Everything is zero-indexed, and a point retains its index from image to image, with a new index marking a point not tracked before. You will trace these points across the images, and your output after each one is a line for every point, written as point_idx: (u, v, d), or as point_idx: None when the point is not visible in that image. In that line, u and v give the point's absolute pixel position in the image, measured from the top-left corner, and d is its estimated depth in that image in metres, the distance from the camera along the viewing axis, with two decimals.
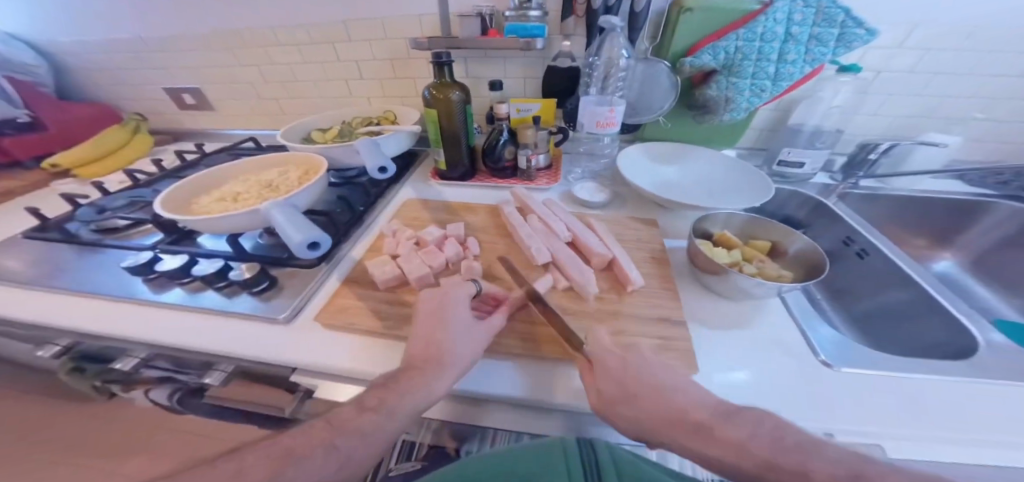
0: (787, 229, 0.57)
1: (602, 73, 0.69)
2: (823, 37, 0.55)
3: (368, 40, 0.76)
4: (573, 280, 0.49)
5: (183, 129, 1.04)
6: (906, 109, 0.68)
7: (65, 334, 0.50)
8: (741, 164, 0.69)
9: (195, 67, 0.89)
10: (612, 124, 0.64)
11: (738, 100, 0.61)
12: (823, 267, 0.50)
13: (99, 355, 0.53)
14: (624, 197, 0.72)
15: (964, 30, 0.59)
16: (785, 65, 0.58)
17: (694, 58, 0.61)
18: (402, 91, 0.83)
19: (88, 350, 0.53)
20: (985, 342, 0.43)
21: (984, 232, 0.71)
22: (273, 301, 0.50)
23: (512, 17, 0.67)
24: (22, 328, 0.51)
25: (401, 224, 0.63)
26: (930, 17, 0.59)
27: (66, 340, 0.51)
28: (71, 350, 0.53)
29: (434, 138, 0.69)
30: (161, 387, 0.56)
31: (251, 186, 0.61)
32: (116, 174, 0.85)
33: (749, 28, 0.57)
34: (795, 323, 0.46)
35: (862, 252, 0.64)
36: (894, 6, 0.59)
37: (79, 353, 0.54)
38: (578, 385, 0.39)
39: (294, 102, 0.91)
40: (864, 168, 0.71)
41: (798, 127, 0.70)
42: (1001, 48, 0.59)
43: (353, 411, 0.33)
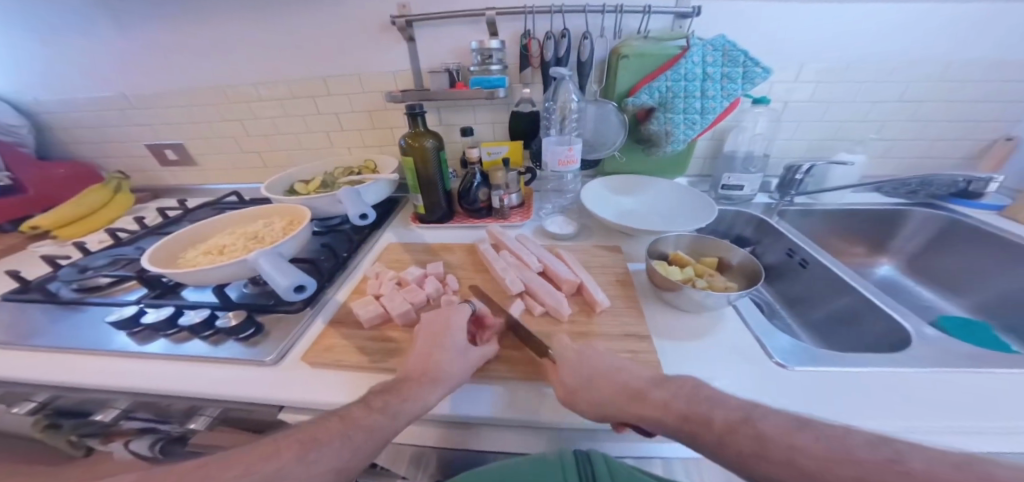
0: (727, 244, 0.65)
1: (559, 116, 0.78)
2: (732, 75, 0.66)
3: (346, 95, 0.84)
4: (546, 307, 0.55)
5: (166, 185, 1.07)
6: (816, 133, 0.80)
7: (46, 389, 0.52)
8: (687, 189, 0.78)
9: (179, 124, 0.95)
10: (572, 162, 0.72)
11: (677, 133, 0.70)
12: (760, 276, 0.57)
13: (78, 410, 0.54)
14: (590, 227, 0.79)
15: (841, 68, 0.72)
16: (707, 100, 0.68)
17: (634, 99, 0.71)
18: (381, 140, 0.90)
19: (66, 404, 0.53)
20: (911, 334, 0.50)
21: (910, 237, 0.81)
22: (260, 345, 0.53)
23: (476, 71, 0.75)
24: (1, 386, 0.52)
25: (384, 267, 0.67)
26: (814, 54, 0.72)
27: (43, 395, 0.52)
28: (47, 407, 0.53)
29: (412, 183, 0.75)
30: (140, 439, 0.56)
31: (237, 239, 0.65)
32: (97, 234, 0.87)
33: (674, 71, 0.67)
34: (749, 333, 0.51)
35: (804, 261, 0.71)
36: (781, 51, 0.72)
37: (56, 409, 0.54)
38: (552, 401, 0.43)
39: (276, 154, 0.96)
40: (795, 188, 0.80)
41: (732, 153, 0.80)
42: (872, 80, 0.72)
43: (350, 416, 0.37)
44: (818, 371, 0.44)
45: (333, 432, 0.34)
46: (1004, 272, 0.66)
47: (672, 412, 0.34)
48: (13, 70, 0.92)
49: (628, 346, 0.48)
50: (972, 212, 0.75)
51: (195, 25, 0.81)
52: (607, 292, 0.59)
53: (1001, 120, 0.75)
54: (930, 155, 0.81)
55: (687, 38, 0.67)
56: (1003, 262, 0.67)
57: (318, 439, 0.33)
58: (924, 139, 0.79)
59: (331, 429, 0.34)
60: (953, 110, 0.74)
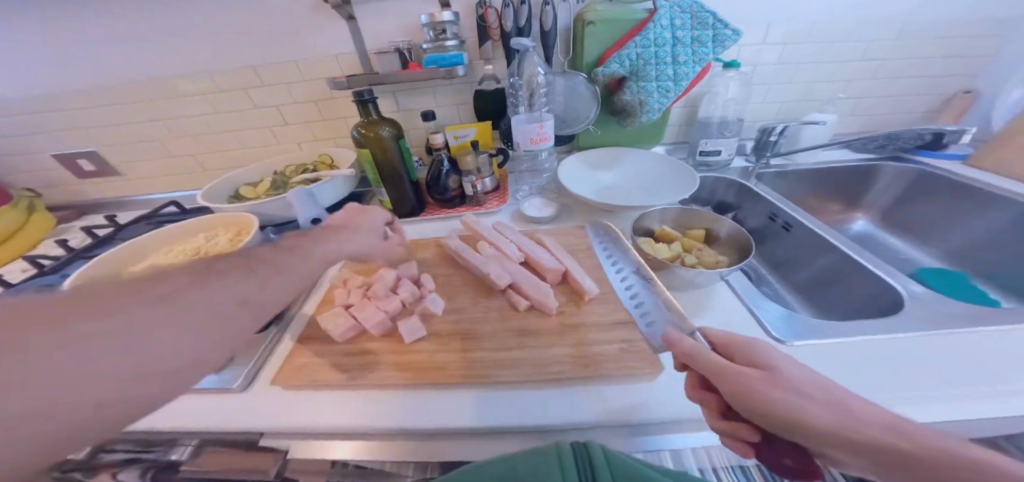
0: (714, 215, 0.63)
1: (527, 92, 0.72)
2: (702, 39, 0.62)
3: (285, 84, 0.74)
4: (533, 299, 0.51)
5: (92, 200, 0.94)
6: (788, 95, 0.77)
7: None
8: (669, 159, 0.75)
9: (92, 130, 0.82)
10: (545, 139, 0.67)
11: (650, 102, 0.66)
12: (751, 247, 0.55)
13: None
14: (570, 206, 0.75)
15: (818, 21, 0.68)
16: (679, 66, 0.63)
17: (604, 68, 0.66)
18: (334, 132, 0.81)
19: None
20: (904, 296, 0.49)
21: (883, 191, 0.81)
22: (228, 370, 0.47)
23: (430, 49, 0.67)
24: None
25: (353, 272, 0.61)
26: (781, 15, 0.68)
27: None
28: None
29: (373, 177, 0.69)
30: None
31: (177, 257, 0.57)
32: (15, 263, 0.76)
33: (643, 36, 0.62)
34: (743, 306, 0.49)
35: (788, 225, 0.70)
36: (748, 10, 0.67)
37: None
38: (558, 399, 0.40)
39: (215, 156, 0.86)
40: (770, 149, 0.78)
41: (707, 120, 0.77)
42: (844, 38, 0.70)
43: None
44: (822, 343, 0.42)
45: None
46: (974, 220, 0.67)
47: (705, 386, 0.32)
48: None
49: (623, 334, 0.46)
50: (938, 163, 0.76)
51: (84, 11, 0.67)
52: (595, 276, 0.56)
53: (964, 73, 0.75)
54: (897, 111, 0.81)
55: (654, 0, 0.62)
56: (969, 209, 0.68)
57: None
58: (893, 95, 0.78)
59: None
60: (918, 68, 0.74)
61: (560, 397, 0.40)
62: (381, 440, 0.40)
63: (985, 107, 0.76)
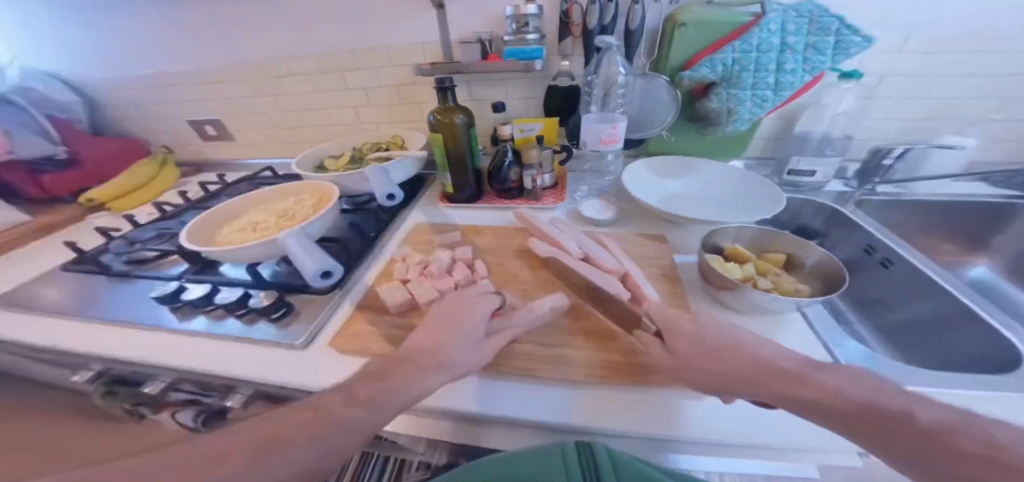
0: (800, 239, 0.56)
1: (602, 91, 0.70)
2: (819, 45, 0.55)
3: (373, 68, 0.79)
4: (596, 291, 0.49)
5: (206, 160, 1.10)
6: (917, 113, 0.66)
7: (98, 360, 0.53)
8: (749, 173, 0.69)
9: (215, 101, 0.95)
10: (615, 141, 0.65)
11: (741, 111, 0.61)
12: (844, 281, 0.49)
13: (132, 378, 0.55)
14: (630, 212, 0.72)
15: (976, 27, 0.57)
16: (784, 74, 0.58)
17: (692, 73, 0.61)
18: (409, 116, 0.86)
19: (120, 374, 0.54)
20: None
21: (1022, 236, 0.67)
22: (291, 327, 0.52)
23: (510, 42, 0.68)
24: (60, 354, 0.54)
25: (413, 249, 0.64)
26: (931, 17, 0.57)
27: (99, 365, 0.53)
28: (105, 374, 0.55)
29: (440, 161, 0.71)
30: (186, 410, 0.57)
31: (269, 215, 0.64)
32: (146, 206, 0.91)
33: (743, 40, 0.56)
34: (817, 340, 0.44)
35: (886, 261, 0.61)
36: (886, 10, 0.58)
37: (112, 376, 0.55)
38: (604, 407, 0.38)
39: (306, 130, 0.95)
40: (879, 174, 0.69)
41: (805, 135, 0.70)
42: (1008, 46, 0.57)
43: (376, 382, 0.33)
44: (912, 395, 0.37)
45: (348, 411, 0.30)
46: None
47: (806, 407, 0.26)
48: (68, 51, 0.96)
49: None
50: None
51: None
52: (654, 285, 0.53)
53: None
54: None
55: (761, 4, 0.57)
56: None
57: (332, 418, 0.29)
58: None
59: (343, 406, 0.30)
60: None
61: (606, 400, 0.39)
62: (422, 416, 0.42)
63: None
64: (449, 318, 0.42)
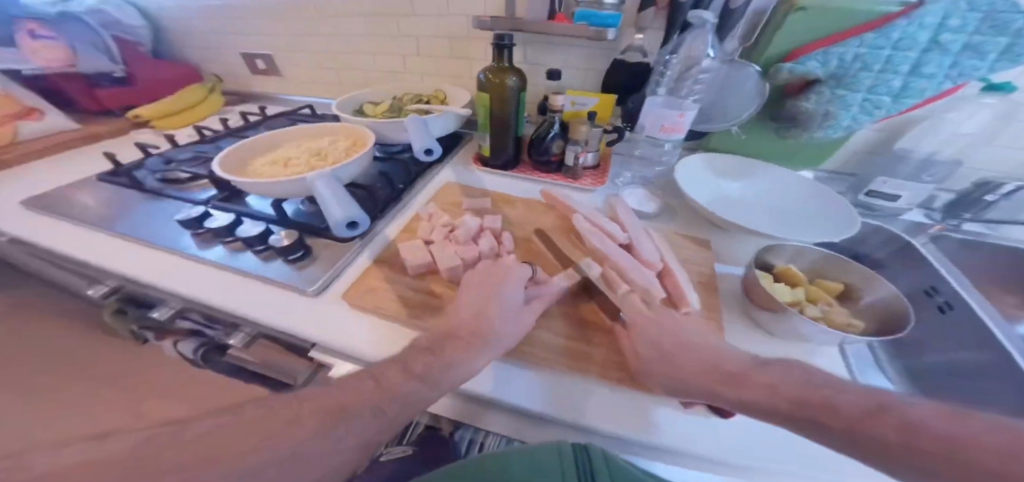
0: (866, 271, 0.46)
1: (676, 73, 0.61)
2: (983, 48, 0.45)
3: (430, 15, 0.74)
4: (634, 285, 0.41)
5: (250, 92, 1.10)
6: None
7: (116, 275, 0.52)
8: (823, 187, 0.58)
9: (268, 33, 0.94)
10: (678, 130, 0.57)
11: (840, 117, 0.53)
12: (909, 325, 0.39)
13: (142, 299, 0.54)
14: (675, 209, 0.63)
15: None
16: (918, 78, 0.49)
17: (796, 65, 0.52)
18: (457, 72, 0.81)
19: (132, 293, 0.54)
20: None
21: None
22: (306, 270, 0.50)
23: (583, 3, 0.62)
24: (80, 264, 0.54)
25: (439, 209, 0.60)
26: None
27: (113, 281, 0.52)
28: (117, 292, 0.55)
29: (483, 122, 0.66)
30: (189, 338, 0.58)
31: (302, 153, 0.62)
32: (189, 129, 0.92)
33: (880, 34, 0.47)
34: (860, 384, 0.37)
35: (946, 306, 0.52)
36: None
37: (125, 295, 0.55)
38: (604, 410, 0.34)
39: (350, 74, 0.92)
40: (973, 210, 0.60)
41: (906, 153, 0.59)
42: None
43: (397, 374, 0.30)
44: None
45: (360, 398, 0.27)
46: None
47: (780, 397, 0.25)
48: None
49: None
50: None
51: None
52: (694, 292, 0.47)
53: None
54: None
55: None
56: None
57: (344, 408, 0.26)
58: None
59: (360, 393, 0.28)
60: None
61: (605, 403, 0.34)
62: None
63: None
64: (473, 293, 0.39)
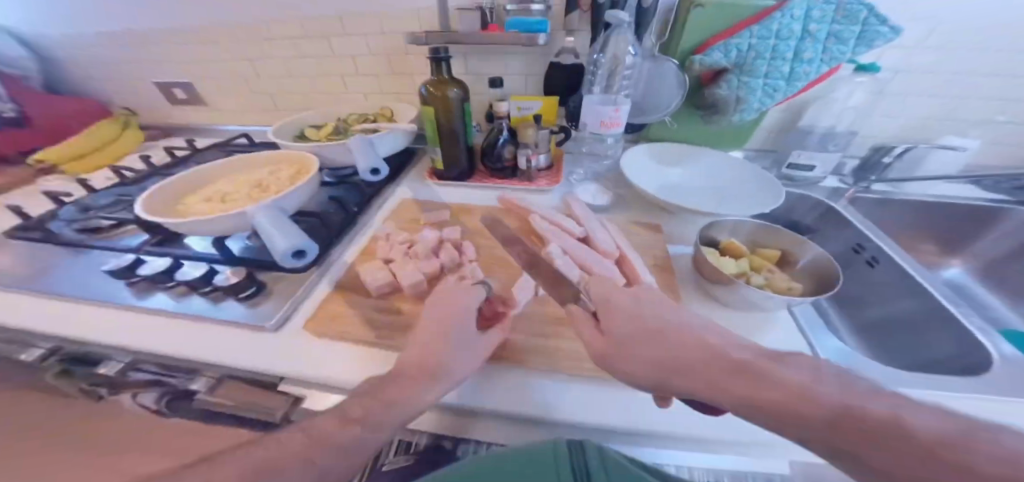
0: (798, 236, 0.53)
1: (607, 71, 0.64)
2: (844, 35, 0.53)
3: (364, 35, 0.74)
4: (597, 277, 0.47)
5: (171, 123, 1.00)
6: (922, 111, 0.64)
7: (50, 337, 0.46)
8: (744, 161, 0.66)
9: (187, 62, 0.88)
10: (616, 124, 0.61)
11: (750, 100, 0.59)
12: (837, 279, 0.46)
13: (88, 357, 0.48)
14: (626, 199, 0.67)
15: (990, 30, 0.55)
16: (801, 63, 0.56)
17: (705, 56, 0.58)
18: (399, 88, 0.80)
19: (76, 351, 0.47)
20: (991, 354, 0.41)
21: (1000, 239, 0.66)
22: (261, 307, 0.46)
23: (512, 11, 0.63)
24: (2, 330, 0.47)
25: (397, 227, 0.58)
26: (957, 13, 0.55)
27: (49, 343, 0.46)
28: (57, 352, 0.47)
29: (431, 136, 0.65)
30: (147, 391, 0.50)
31: (239, 186, 0.59)
32: (105, 171, 0.82)
33: (763, 26, 0.55)
34: (802, 341, 0.43)
35: (874, 260, 0.60)
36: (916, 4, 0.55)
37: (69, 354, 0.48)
38: (583, 400, 0.36)
39: (286, 98, 0.88)
40: (877, 172, 0.68)
41: (809, 129, 0.68)
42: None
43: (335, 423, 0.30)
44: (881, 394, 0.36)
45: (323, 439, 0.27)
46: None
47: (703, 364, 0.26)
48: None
49: None
50: None
51: None
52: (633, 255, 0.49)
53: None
54: None
55: None
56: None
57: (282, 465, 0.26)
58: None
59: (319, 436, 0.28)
60: None
61: (586, 398, 0.36)
62: (419, 406, 0.38)
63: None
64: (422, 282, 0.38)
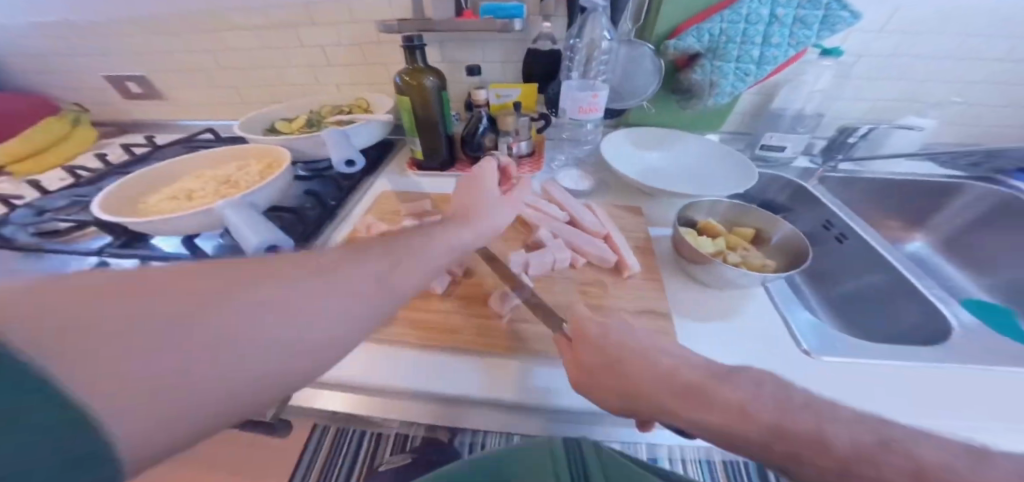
0: (771, 215, 0.54)
1: (584, 56, 0.64)
2: (808, 19, 0.55)
3: (333, 22, 0.71)
4: (589, 257, 0.49)
5: (129, 119, 0.94)
6: (886, 92, 0.67)
7: None
8: (720, 146, 0.67)
9: (141, 52, 0.82)
10: (595, 110, 0.61)
11: (722, 85, 0.60)
12: (807, 255, 0.47)
13: None
14: (608, 183, 0.67)
15: (945, 11, 0.58)
16: (769, 48, 0.57)
17: (678, 40, 0.59)
18: (373, 78, 0.78)
19: None
20: (954, 326, 0.44)
21: (960, 210, 0.69)
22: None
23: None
24: None
25: (377, 219, 0.56)
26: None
27: None
28: None
29: (409, 126, 0.64)
30: None
31: (206, 183, 0.57)
32: (57, 172, 0.76)
33: (733, 10, 0.56)
34: (774, 313, 0.44)
35: (842, 236, 0.62)
36: None
37: None
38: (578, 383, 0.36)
39: (253, 90, 0.84)
40: (844, 151, 0.70)
41: (780, 112, 0.69)
42: (976, 30, 0.59)
43: None
44: (850, 363, 0.38)
45: None
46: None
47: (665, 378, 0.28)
48: None
49: None
50: None
51: None
52: (620, 239, 0.50)
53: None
54: (1008, 124, 0.68)
55: None
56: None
57: None
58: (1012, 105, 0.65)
59: None
60: None
61: None
62: (405, 397, 0.38)
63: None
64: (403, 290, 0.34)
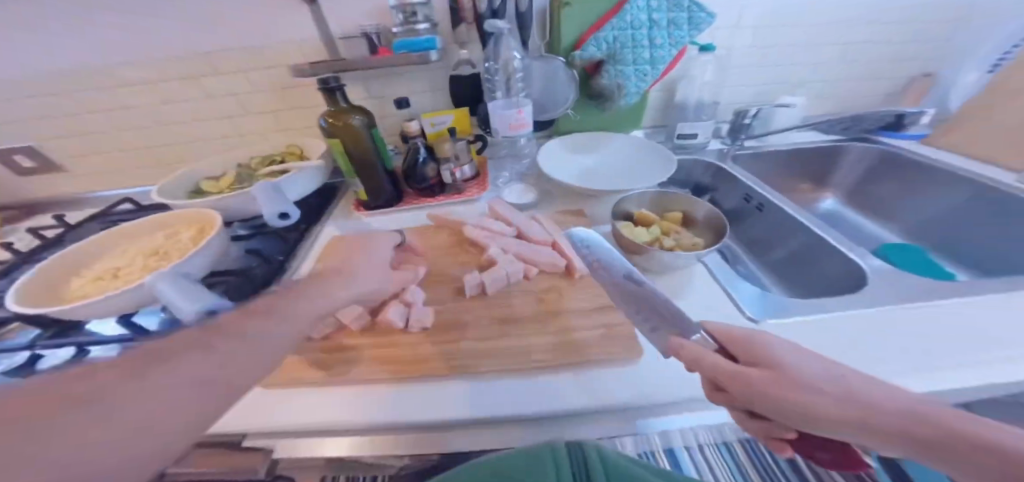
0: (690, 198, 0.61)
1: (502, 76, 0.68)
2: (678, 21, 0.62)
3: (246, 72, 0.69)
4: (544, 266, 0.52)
5: (29, 199, 0.85)
6: (766, 75, 0.78)
7: None
8: (644, 141, 0.74)
9: (29, 125, 0.75)
10: (523, 125, 0.65)
11: (628, 86, 0.66)
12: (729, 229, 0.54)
13: None
14: (552, 194, 0.71)
15: (794, 1, 0.69)
16: (656, 49, 0.64)
17: (581, 52, 0.65)
18: (302, 121, 0.77)
19: None
20: (867, 270, 0.51)
21: (852, 167, 0.81)
22: None
23: (400, 33, 0.63)
24: None
25: (331, 266, 0.57)
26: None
27: None
28: None
29: (346, 168, 0.65)
30: None
31: (135, 258, 0.54)
32: None
33: (619, 18, 0.62)
34: (717, 287, 0.50)
35: (761, 206, 0.71)
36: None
37: None
38: (554, 386, 0.38)
39: (172, 150, 0.80)
40: (745, 132, 0.79)
41: (683, 103, 0.78)
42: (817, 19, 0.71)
43: None
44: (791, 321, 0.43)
45: None
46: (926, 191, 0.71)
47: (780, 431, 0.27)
48: None
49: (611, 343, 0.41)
50: (899, 142, 0.77)
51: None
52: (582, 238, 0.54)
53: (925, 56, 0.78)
54: (861, 91, 0.82)
55: None
56: (919, 184, 0.71)
57: None
58: (859, 74, 0.79)
59: None
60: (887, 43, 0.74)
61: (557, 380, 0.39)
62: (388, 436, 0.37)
63: (943, 91, 0.79)
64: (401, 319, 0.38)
